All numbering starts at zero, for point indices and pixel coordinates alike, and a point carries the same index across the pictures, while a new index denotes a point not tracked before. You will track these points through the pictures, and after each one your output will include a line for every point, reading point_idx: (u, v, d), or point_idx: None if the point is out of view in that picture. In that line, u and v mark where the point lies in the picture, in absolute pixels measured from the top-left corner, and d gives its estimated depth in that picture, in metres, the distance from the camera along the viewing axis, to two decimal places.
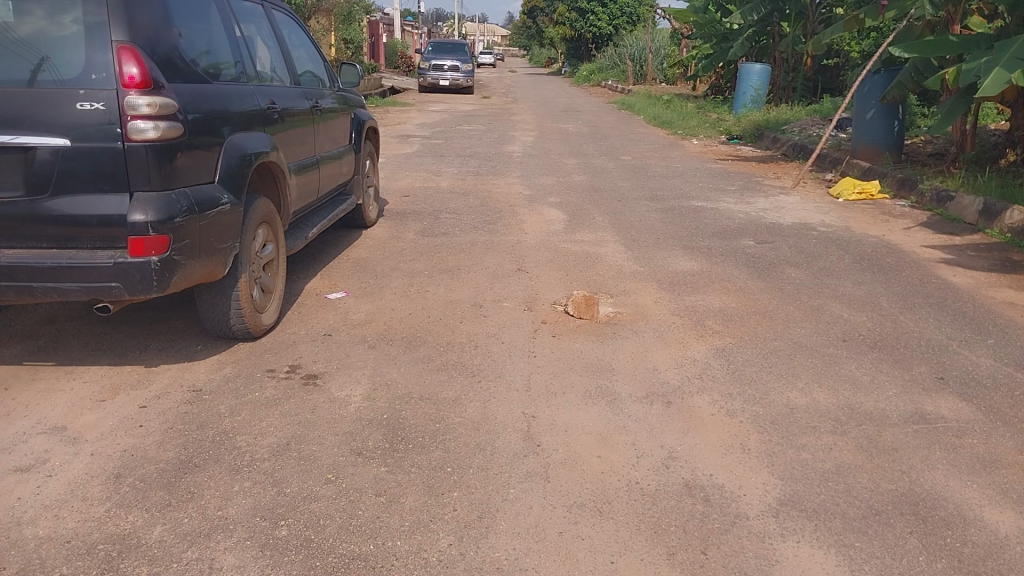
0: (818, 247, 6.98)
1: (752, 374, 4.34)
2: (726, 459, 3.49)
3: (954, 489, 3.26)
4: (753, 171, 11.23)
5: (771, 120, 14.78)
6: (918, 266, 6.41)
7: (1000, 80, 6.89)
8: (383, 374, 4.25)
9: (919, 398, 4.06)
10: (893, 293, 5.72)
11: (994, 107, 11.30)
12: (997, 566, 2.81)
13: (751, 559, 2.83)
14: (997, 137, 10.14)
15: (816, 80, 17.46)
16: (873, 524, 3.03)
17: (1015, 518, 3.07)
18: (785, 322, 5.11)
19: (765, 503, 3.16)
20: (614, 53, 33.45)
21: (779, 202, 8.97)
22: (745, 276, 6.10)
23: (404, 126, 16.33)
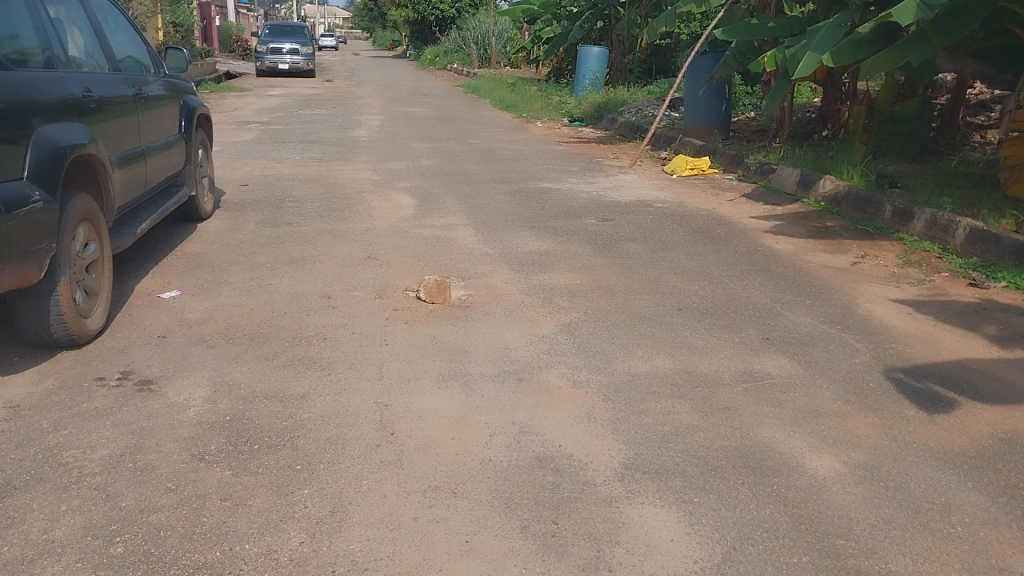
0: (656, 222, 7.32)
1: (596, 346, 4.50)
2: (574, 429, 3.61)
3: (780, 439, 3.54)
4: (594, 151, 11.60)
5: (610, 101, 15.29)
6: (745, 236, 6.86)
7: (811, 61, 7.41)
8: (225, 375, 4.07)
9: (748, 358, 4.36)
10: (723, 262, 6.10)
11: (809, 85, 12.20)
12: (818, 506, 3.07)
13: (601, 523, 2.95)
14: (811, 112, 10.98)
15: (651, 62, 18.18)
16: (710, 479, 3.23)
17: (832, 462, 3.37)
18: (626, 295, 5.33)
19: (612, 468, 3.30)
20: (457, 36, 33.41)
21: (619, 180, 9.33)
22: (589, 252, 6.30)
23: (242, 112, 15.61)
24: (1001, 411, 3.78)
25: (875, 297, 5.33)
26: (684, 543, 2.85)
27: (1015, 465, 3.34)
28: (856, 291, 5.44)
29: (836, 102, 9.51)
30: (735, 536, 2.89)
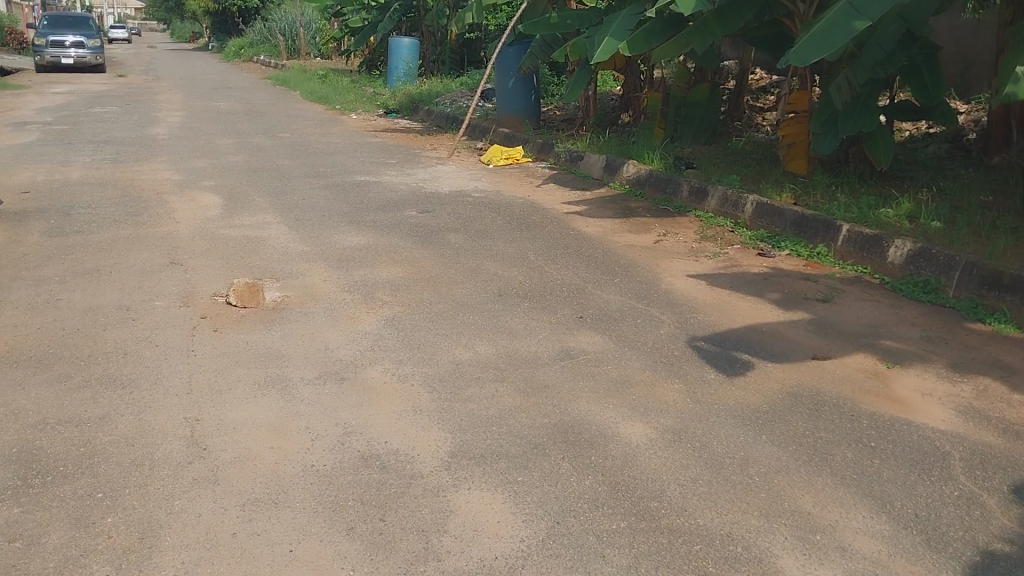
0: (473, 211, 7.40)
1: (419, 337, 4.50)
2: (399, 424, 3.59)
3: (596, 412, 3.70)
4: (410, 142, 11.55)
5: (424, 92, 15.26)
6: (559, 221, 7.10)
7: (609, 48, 7.74)
8: (9, 403, 3.68)
9: (565, 337, 4.53)
10: (539, 247, 6.28)
11: (611, 73, 12.78)
12: (632, 472, 3.25)
13: (427, 514, 2.96)
14: (614, 99, 11.53)
15: (462, 53, 18.37)
16: (532, 457, 3.33)
17: (644, 429, 3.57)
18: (447, 285, 5.36)
19: (437, 458, 3.32)
20: (263, 28, 32.05)
21: (436, 171, 9.35)
22: (409, 245, 6.27)
23: (20, 111, 14.12)
24: (788, 368, 4.16)
25: (677, 271, 5.70)
26: (510, 524, 2.92)
27: (800, 415, 3.70)
28: (661, 267, 5.80)
29: (636, 89, 10.03)
30: (558, 511, 2.99)
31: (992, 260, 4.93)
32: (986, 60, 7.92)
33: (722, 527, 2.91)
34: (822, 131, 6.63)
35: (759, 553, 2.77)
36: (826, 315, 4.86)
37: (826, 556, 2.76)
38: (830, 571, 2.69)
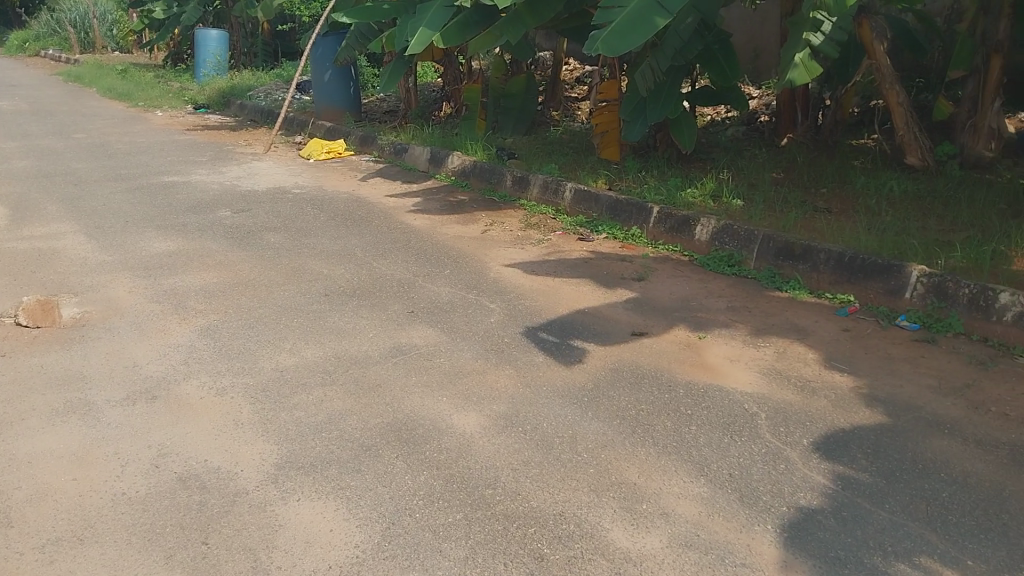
0: (294, 209, 7.13)
1: (239, 346, 4.28)
2: (220, 439, 3.39)
3: (429, 406, 3.68)
4: (223, 139, 10.96)
5: (236, 86, 14.52)
6: (384, 215, 6.99)
7: (424, 39, 7.70)
8: None
9: (394, 333, 4.46)
10: (364, 243, 6.15)
11: (430, 65, 12.74)
12: (467, 463, 3.25)
13: (254, 531, 2.81)
14: (435, 91, 11.51)
15: (275, 45, 17.71)
16: (364, 460, 3.25)
17: (477, 418, 3.59)
18: (268, 288, 5.13)
19: (263, 472, 3.17)
20: (49, 19, 29.29)
21: (252, 169, 8.93)
22: (225, 248, 5.95)
23: None
24: (612, 347, 4.33)
25: (504, 260, 5.78)
26: (343, 530, 2.83)
27: (623, 389, 3.86)
28: (488, 256, 5.85)
29: (456, 81, 10.05)
30: (393, 511, 2.94)
31: (784, 233, 5.37)
32: (772, 49, 8.62)
33: (555, 507, 2.97)
34: (632, 117, 6.94)
35: (591, 529, 2.86)
36: (644, 293, 5.10)
37: (651, 523, 2.89)
38: (656, 537, 2.82)
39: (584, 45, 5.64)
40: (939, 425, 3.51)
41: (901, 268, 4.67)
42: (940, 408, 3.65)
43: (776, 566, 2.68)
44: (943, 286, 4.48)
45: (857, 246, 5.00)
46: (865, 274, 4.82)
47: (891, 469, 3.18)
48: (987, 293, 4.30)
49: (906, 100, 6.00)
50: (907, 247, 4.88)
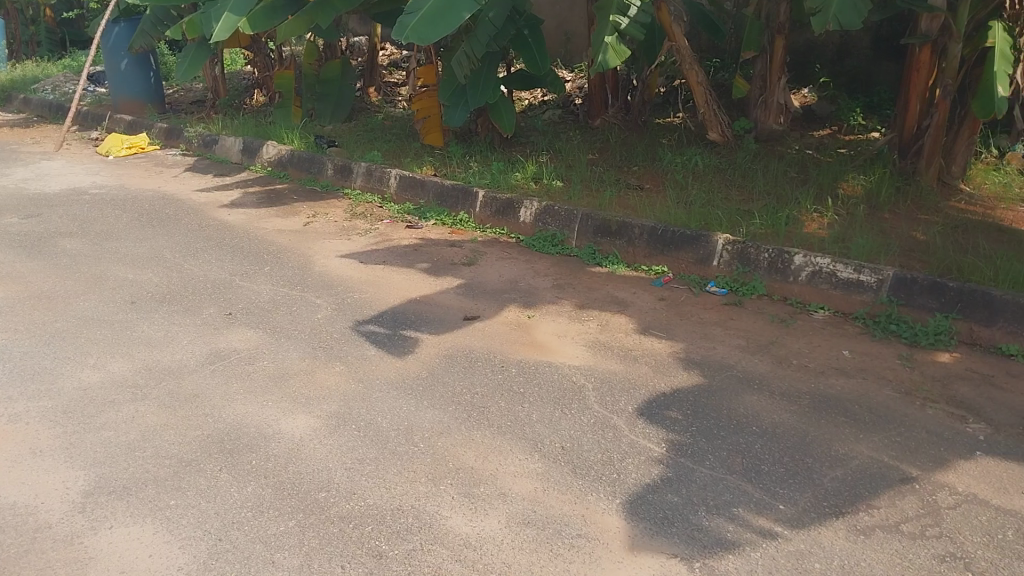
0: (92, 211, 6.55)
1: (34, 365, 3.88)
2: (15, 472, 3.06)
3: (253, 412, 3.50)
4: (5, 138, 9.87)
5: (17, 79, 13.12)
6: (196, 212, 6.57)
7: (229, 25, 7.26)
8: None
9: (213, 338, 4.21)
10: (175, 243, 5.76)
11: (240, 52, 12.12)
12: (298, 467, 3.13)
13: (61, 569, 2.57)
14: (247, 79, 10.98)
15: (61, 34, 16.20)
16: (184, 476, 3.04)
17: (307, 419, 3.46)
18: (64, 299, 4.67)
19: (69, 501, 2.89)
20: None
21: (41, 168, 8.11)
22: (11, 259, 5.36)
23: None
24: (443, 334, 4.31)
25: (328, 252, 5.60)
26: (164, 554, 2.64)
27: (455, 374, 3.85)
28: (310, 250, 5.65)
29: (268, 68, 9.61)
30: (218, 526, 2.77)
31: (602, 210, 5.56)
32: (582, 32, 8.90)
33: (392, 502, 2.92)
34: (451, 102, 6.92)
35: (429, 519, 2.83)
36: (471, 277, 5.12)
37: (490, 505, 2.91)
38: (495, 519, 2.84)
39: (392, 32, 5.50)
40: (748, 381, 3.78)
41: (708, 238, 4.97)
42: (749, 365, 3.92)
43: (611, 533, 2.77)
44: (745, 252, 4.83)
45: (669, 219, 5.26)
46: (677, 246, 5.10)
47: (709, 427, 3.39)
48: (783, 257, 4.67)
49: (705, 79, 6.39)
50: (713, 217, 5.20)
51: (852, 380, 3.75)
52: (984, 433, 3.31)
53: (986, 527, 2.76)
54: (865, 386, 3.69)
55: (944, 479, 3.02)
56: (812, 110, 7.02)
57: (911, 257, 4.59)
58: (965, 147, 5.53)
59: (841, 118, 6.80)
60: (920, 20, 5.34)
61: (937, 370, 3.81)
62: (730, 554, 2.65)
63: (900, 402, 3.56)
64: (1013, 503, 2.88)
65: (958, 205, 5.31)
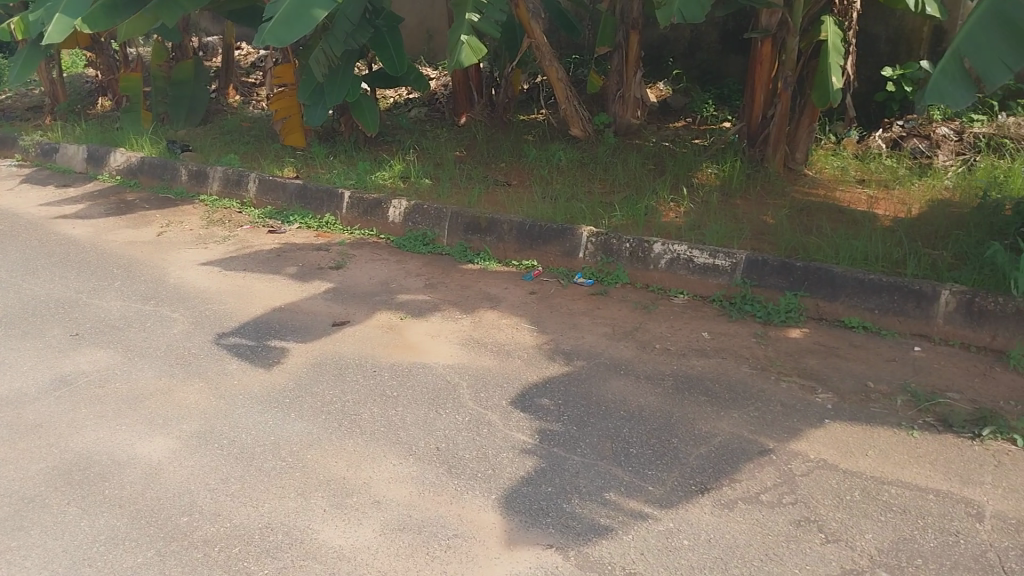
0: None
1: None
2: None
3: (105, 438, 3.28)
4: None
5: None
6: (35, 227, 6.09)
7: (64, 27, 6.76)
8: None
9: (57, 362, 3.91)
10: (11, 262, 5.31)
11: (80, 54, 11.34)
12: (156, 493, 2.95)
13: None
14: (89, 82, 10.28)
15: None
16: (27, 514, 2.82)
17: (165, 441, 3.27)
18: None
19: None
20: None
21: None
22: None
23: None
24: (310, 341, 4.18)
25: (185, 263, 5.33)
26: None
27: (324, 383, 3.75)
28: (166, 261, 5.36)
29: (111, 70, 9.04)
30: (68, 565, 2.58)
31: (470, 208, 5.56)
32: (443, 29, 8.86)
33: (260, 520, 2.81)
34: (311, 101, 6.77)
35: (301, 534, 2.74)
36: (339, 281, 5.01)
37: (363, 514, 2.85)
38: (369, 527, 2.78)
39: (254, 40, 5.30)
40: (617, 367, 3.87)
41: (574, 231, 5.06)
42: (616, 352, 4.03)
43: (487, 530, 2.77)
44: (608, 243, 4.94)
45: (536, 213, 5.32)
46: (544, 240, 5.16)
47: (579, 415, 3.45)
48: (644, 246, 4.82)
49: (564, 75, 6.49)
50: (578, 211, 5.30)
51: (712, 360, 3.92)
52: (831, 401, 3.54)
53: (836, 490, 2.95)
54: (724, 365, 3.87)
55: (797, 448, 3.21)
56: (667, 103, 7.29)
57: (761, 240, 4.84)
58: (806, 134, 5.88)
59: (694, 109, 7.09)
60: (761, 15, 5.61)
61: (789, 345, 4.04)
62: (603, 539, 2.71)
63: (757, 378, 3.75)
64: (858, 464, 3.09)
65: (802, 189, 5.65)
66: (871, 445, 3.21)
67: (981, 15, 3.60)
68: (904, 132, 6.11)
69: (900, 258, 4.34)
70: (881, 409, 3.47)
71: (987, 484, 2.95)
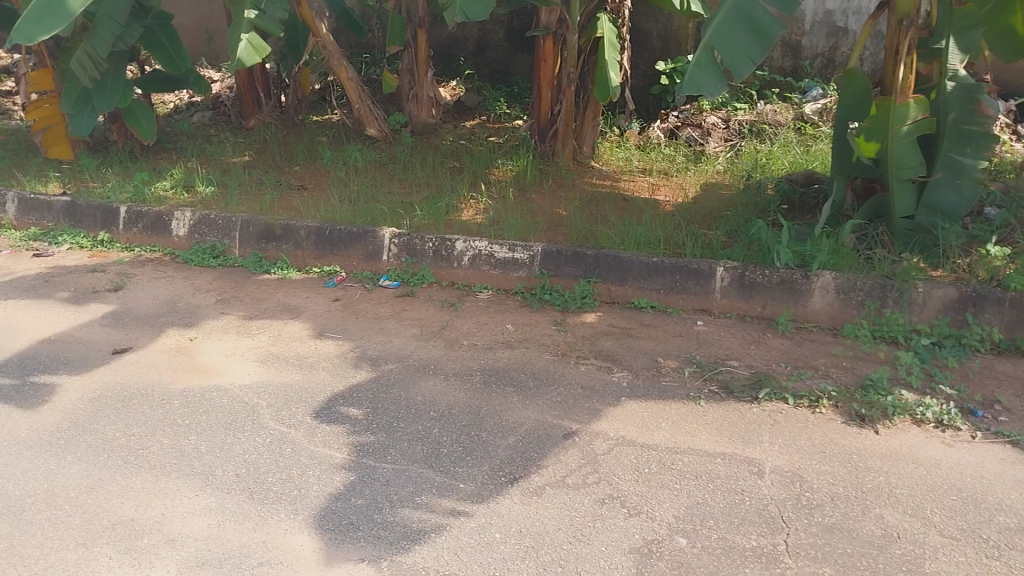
0: None
1: None
2: None
3: None
4: None
5: None
6: None
7: None
8: None
9: None
10: None
11: None
12: None
13: None
14: None
15: None
16: None
17: None
18: None
19: None
20: None
21: None
22: None
23: None
24: (88, 374, 3.81)
25: None
26: None
27: (106, 418, 3.42)
28: None
29: None
30: None
31: (263, 215, 5.31)
32: (223, 29, 8.41)
33: None
34: (77, 110, 6.14)
35: None
36: (120, 304, 4.61)
37: (155, 556, 2.63)
38: (163, 569, 2.57)
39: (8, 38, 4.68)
40: (424, 367, 3.85)
41: (374, 233, 4.96)
42: (423, 352, 4.01)
43: (295, 553, 2.65)
44: (410, 243, 4.90)
45: (333, 218, 5.17)
46: (343, 244, 5.02)
47: (387, 422, 3.39)
48: (446, 244, 4.82)
49: (354, 74, 6.36)
50: (376, 212, 5.21)
51: (516, 351, 4.00)
52: (627, 379, 3.73)
53: (635, 464, 3.10)
54: (528, 355, 3.96)
55: (598, 428, 3.34)
56: (460, 101, 7.36)
57: (557, 232, 5.01)
58: (592, 128, 6.15)
59: (487, 107, 7.20)
60: (540, 13, 5.77)
61: (587, 330, 4.21)
62: (416, 544, 2.67)
63: (559, 364, 3.88)
64: (653, 437, 3.28)
65: (591, 180, 5.91)
66: (664, 418, 3.42)
67: (724, 13, 3.92)
68: (679, 122, 6.56)
69: (680, 239, 4.65)
70: (671, 381, 3.71)
71: (765, 442, 3.23)
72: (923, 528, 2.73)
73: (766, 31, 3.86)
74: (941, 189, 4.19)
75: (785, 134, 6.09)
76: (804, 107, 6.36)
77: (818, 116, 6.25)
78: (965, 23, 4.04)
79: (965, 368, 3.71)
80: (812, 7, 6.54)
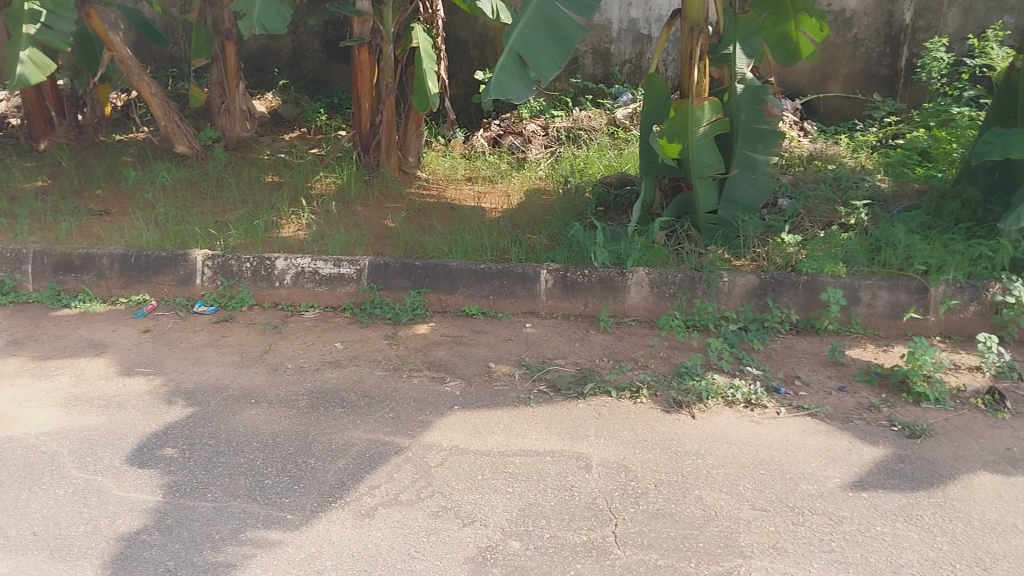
0: None
1: None
2: None
3: None
4: None
5: None
6: None
7: None
8: None
9: None
10: None
11: None
12: None
13: None
14: None
15: None
16: None
17: None
18: None
19: None
20: None
21: None
22: None
23: None
24: None
25: None
26: None
27: None
28: None
29: None
30: None
31: (58, 244, 4.87)
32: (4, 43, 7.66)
33: None
34: None
35: None
36: None
37: None
38: None
39: None
40: (246, 396, 3.67)
41: (185, 257, 4.68)
42: (244, 380, 3.81)
43: None
44: (226, 265, 4.66)
45: (140, 243, 4.83)
46: (153, 271, 4.70)
47: (206, 457, 3.19)
48: (266, 264, 4.63)
49: (158, 89, 5.98)
50: (188, 234, 4.92)
51: (345, 369, 3.90)
52: (459, 388, 3.72)
53: (468, 472, 3.10)
54: (357, 372, 3.87)
55: (430, 440, 3.31)
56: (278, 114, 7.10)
57: (384, 244, 4.94)
58: (415, 137, 6.13)
59: (307, 119, 7.00)
60: (354, 22, 5.68)
61: (418, 341, 4.17)
62: None
63: (390, 379, 3.81)
64: (485, 443, 3.29)
65: (417, 190, 5.89)
66: (496, 423, 3.44)
67: (530, 13, 4.01)
68: (501, 130, 6.66)
69: (505, 245, 4.71)
70: (502, 386, 3.74)
71: (592, 437, 3.32)
72: (737, 503, 2.91)
73: (570, 35, 3.98)
74: (741, 183, 4.52)
75: (600, 138, 6.33)
76: (616, 111, 6.63)
77: (630, 119, 6.54)
78: (749, 29, 4.41)
79: (769, 349, 4.01)
80: (618, 15, 6.84)
